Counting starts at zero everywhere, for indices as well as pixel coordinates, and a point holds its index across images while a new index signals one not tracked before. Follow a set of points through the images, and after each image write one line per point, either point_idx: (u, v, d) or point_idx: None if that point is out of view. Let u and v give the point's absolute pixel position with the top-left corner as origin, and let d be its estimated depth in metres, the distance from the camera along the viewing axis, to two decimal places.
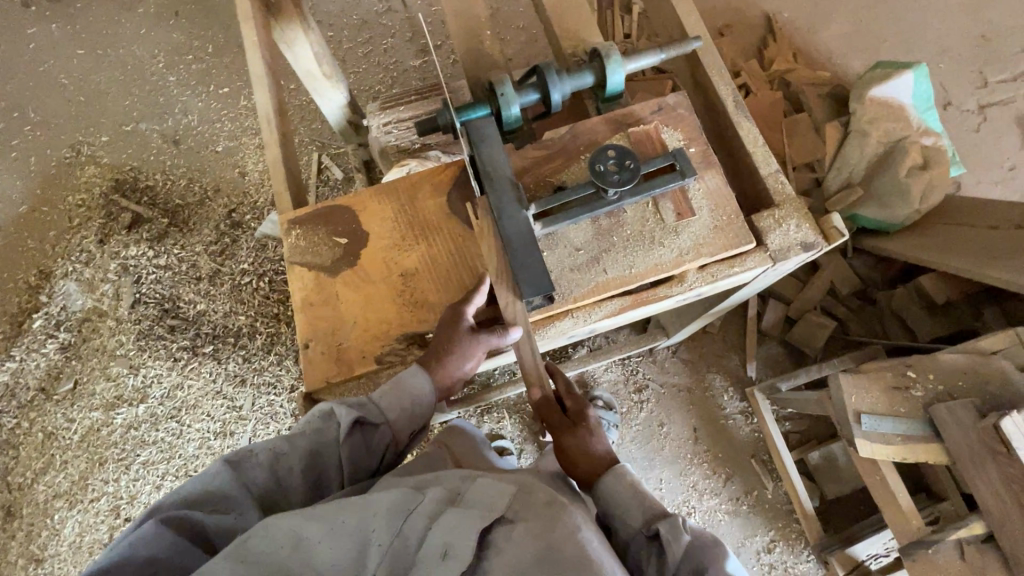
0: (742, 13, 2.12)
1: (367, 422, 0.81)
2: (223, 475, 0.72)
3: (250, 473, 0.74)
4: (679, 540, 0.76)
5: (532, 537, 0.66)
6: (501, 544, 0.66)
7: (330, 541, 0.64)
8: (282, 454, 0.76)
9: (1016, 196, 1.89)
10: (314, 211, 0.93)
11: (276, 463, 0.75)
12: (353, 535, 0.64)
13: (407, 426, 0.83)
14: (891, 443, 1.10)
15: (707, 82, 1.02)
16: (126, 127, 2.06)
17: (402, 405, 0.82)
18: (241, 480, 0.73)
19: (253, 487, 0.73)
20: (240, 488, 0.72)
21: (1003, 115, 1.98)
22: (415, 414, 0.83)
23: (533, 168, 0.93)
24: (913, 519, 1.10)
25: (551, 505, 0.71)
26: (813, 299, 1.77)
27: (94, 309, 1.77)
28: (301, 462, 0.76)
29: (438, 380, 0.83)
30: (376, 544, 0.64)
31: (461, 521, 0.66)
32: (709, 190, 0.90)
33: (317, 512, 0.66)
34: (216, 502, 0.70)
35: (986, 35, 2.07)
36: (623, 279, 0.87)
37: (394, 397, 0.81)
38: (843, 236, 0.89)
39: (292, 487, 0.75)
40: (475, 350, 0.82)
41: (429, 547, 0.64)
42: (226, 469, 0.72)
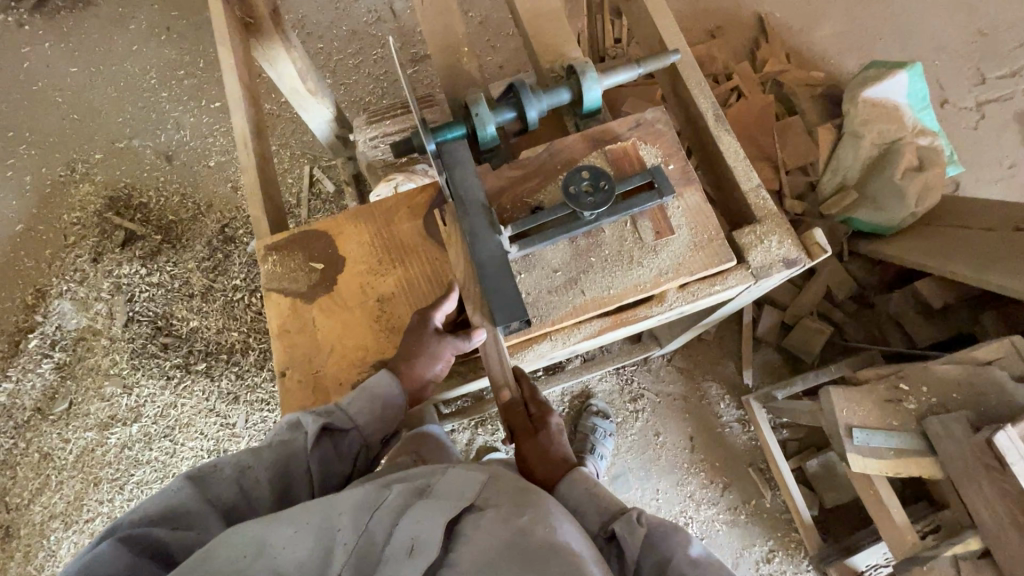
0: (734, 13, 2.09)
1: (336, 429, 0.81)
2: (186, 491, 0.68)
3: (215, 487, 0.71)
4: (634, 534, 0.75)
5: (502, 525, 0.68)
6: (470, 535, 0.67)
7: (296, 541, 0.63)
8: (249, 466, 0.73)
9: (1016, 195, 1.86)
10: (290, 234, 0.93)
11: (242, 475, 0.72)
12: (319, 533, 0.64)
13: (378, 429, 0.83)
14: (883, 457, 1.08)
15: (689, 94, 1.01)
16: (120, 144, 2.07)
17: (372, 409, 0.82)
18: (206, 495, 0.70)
19: (218, 500, 0.70)
20: (203, 502, 0.69)
21: (1001, 111, 1.94)
22: (386, 417, 0.83)
23: (510, 188, 0.91)
24: (908, 535, 1.08)
25: (522, 490, 0.75)
26: (809, 304, 1.75)
27: (88, 328, 1.78)
28: (266, 472, 0.74)
29: (406, 386, 0.84)
30: (342, 543, 0.63)
31: (429, 516, 0.66)
32: (689, 207, 0.89)
33: (285, 515, 0.66)
34: (179, 518, 0.66)
35: (984, 31, 2.03)
36: (602, 300, 0.86)
37: (362, 403, 0.82)
38: (826, 252, 0.87)
39: (261, 497, 0.72)
40: (441, 353, 0.83)
41: (396, 542, 0.63)
42: (188, 484, 0.69)
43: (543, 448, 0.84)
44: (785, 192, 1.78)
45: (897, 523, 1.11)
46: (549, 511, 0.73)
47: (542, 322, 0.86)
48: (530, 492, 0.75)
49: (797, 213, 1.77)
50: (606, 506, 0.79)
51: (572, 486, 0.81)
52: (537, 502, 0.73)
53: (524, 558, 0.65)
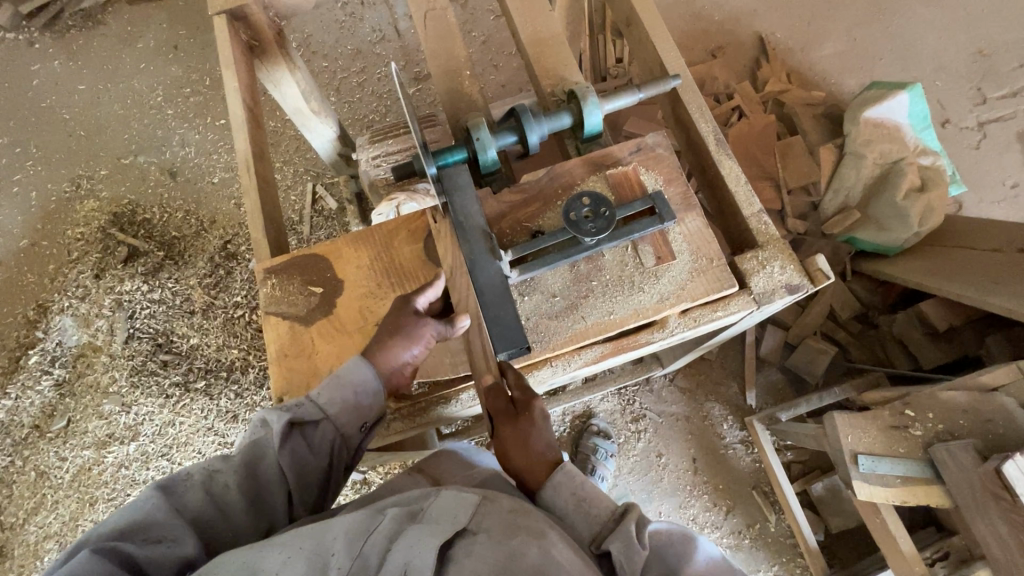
0: (735, 32, 2.11)
1: (306, 422, 0.80)
2: (154, 501, 0.68)
3: (183, 496, 0.70)
4: (634, 557, 0.71)
5: (496, 548, 0.66)
6: (463, 559, 0.65)
7: (288, 568, 0.63)
8: (217, 471, 0.73)
9: (1019, 215, 1.85)
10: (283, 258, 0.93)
11: (211, 480, 0.72)
12: (311, 558, 0.64)
13: (353, 420, 0.82)
14: (890, 485, 1.06)
15: (689, 118, 1.01)
16: (124, 161, 2.09)
17: (343, 398, 0.81)
18: (173, 504, 0.69)
19: (185, 510, 0.69)
20: (171, 513, 0.68)
21: (1003, 131, 1.95)
22: (361, 405, 0.82)
23: (510, 214, 0.91)
24: (917, 565, 1.05)
25: (516, 513, 0.73)
26: (812, 323, 1.74)
27: (89, 345, 1.77)
28: (235, 477, 0.73)
29: (382, 373, 0.83)
30: (335, 567, 0.63)
31: (421, 538, 0.65)
32: (689, 233, 0.89)
33: (277, 541, 0.66)
34: (147, 531, 0.65)
35: (983, 51, 2.04)
36: (602, 326, 0.85)
37: (334, 392, 0.81)
38: (830, 278, 0.86)
39: (230, 504, 0.72)
40: (420, 335, 0.82)
41: (389, 565, 0.63)
42: (157, 495, 0.69)
43: (524, 437, 0.82)
44: (787, 211, 1.78)
45: (905, 553, 1.08)
46: (545, 531, 0.71)
47: (541, 350, 0.85)
48: (523, 515, 0.73)
49: (800, 233, 1.77)
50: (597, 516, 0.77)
51: (555, 493, 0.80)
52: (530, 524, 0.71)
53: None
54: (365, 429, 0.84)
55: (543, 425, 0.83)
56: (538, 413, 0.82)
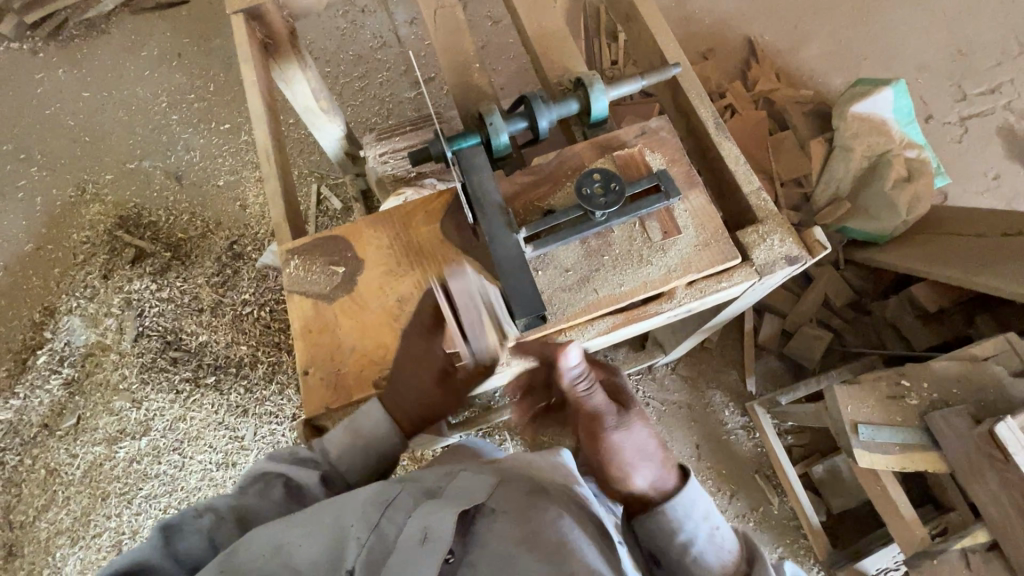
0: (725, 35, 2.19)
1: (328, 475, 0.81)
2: (154, 546, 0.64)
3: (179, 541, 0.66)
4: None
5: (514, 526, 0.70)
6: (484, 534, 0.70)
7: (310, 539, 0.66)
8: (215, 515, 0.70)
9: (1001, 205, 1.93)
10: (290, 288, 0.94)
11: (216, 526, 0.69)
12: (332, 531, 0.67)
13: (368, 471, 0.85)
14: (889, 453, 1.11)
15: (689, 105, 1.06)
16: (129, 165, 2.12)
17: (361, 450, 0.83)
18: (171, 550, 0.65)
19: (183, 557, 0.66)
20: (167, 559, 0.64)
21: (983, 125, 2.03)
22: (381, 451, 0.85)
23: (522, 194, 0.96)
24: (918, 529, 1.09)
25: (531, 494, 0.77)
26: (808, 310, 1.79)
27: (97, 344, 1.79)
28: (237, 524, 0.70)
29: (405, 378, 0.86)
30: (354, 537, 0.66)
31: (437, 509, 0.69)
32: (694, 209, 0.94)
33: (300, 517, 0.69)
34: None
35: (961, 50, 2.13)
36: (614, 297, 0.89)
37: (349, 445, 0.82)
38: (827, 249, 0.91)
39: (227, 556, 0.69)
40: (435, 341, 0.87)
41: (408, 532, 0.66)
42: (157, 537, 0.65)
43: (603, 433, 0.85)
44: (780, 203, 1.84)
45: (906, 519, 1.12)
46: (562, 515, 0.74)
47: (555, 320, 0.89)
48: (539, 496, 0.77)
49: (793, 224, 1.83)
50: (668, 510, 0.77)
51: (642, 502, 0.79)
52: (543, 503, 0.75)
53: (542, 553, 0.67)
54: (384, 473, 0.87)
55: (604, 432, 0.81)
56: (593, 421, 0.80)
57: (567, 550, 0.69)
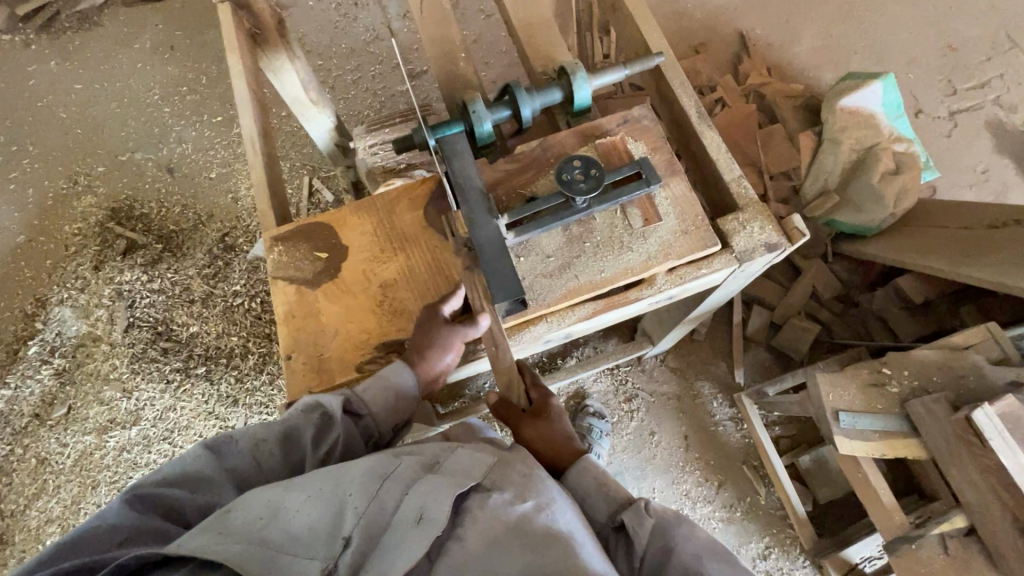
0: (716, 29, 2.19)
1: (352, 411, 0.87)
2: (203, 459, 0.80)
3: (231, 457, 0.82)
4: (643, 524, 0.80)
5: (507, 506, 0.72)
6: (478, 511, 0.71)
7: (308, 505, 0.71)
8: (262, 440, 0.83)
9: (990, 199, 1.94)
10: (324, 223, 0.97)
11: (256, 447, 0.83)
12: (331, 500, 0.72)
13: (389, 418, 0.89)
14: (869, 439, 1.12)
15: (673, 94, 1.07)
16: (121, 157, 2.12)
17: (386, 398, 0.87)
18: (222, 464, 0.81)
19: (233, 468, 0.81)
20: (219, 471, 0.80)
21: (972, 120, 2.04)
22: (398, 407, 0.88)
23: (505, 181, 0.97)
24: (897, 515, 1.10)
25: (528, 475, 0.77)
26: (796, 303, 1.80)
27: (89, 334, 1.79)
28: (276, 446, 0.83)
29: (419, 376, 0.87)
30: (353, 508, 0.71)
31: (435, 487, 0.71)
32: (675, 196, 0.94)
33: (299, 482, 0.74)
34: (196, 484, 0.78)
35: (952, 45, 2.14)
36: (594, 283, 0.90)
37: (378, 390, 0.86)
38: (805, 236, 0.92)
39: (271, 464, 0.83)
40: (451, 343, 0.86)
41: (404, 512, 0.69)
42: (208, 453, 0.81)
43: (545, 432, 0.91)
44: (770, 195, 1.85)
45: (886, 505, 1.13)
46: (554, 497, 0.76)
47: (538, 306, 0.90)
48: (535, 478, 0.77)
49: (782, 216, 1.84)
50: (614, 497, 0.84)
51: (581, 474, 0.87)
52: (539, 484, 0.77)
53: (529, 537, 0.70)
54: (397, 427, 0.91)
55: (558, 418, 0.92)
56: (553, 410, 0.93)
57: (554, 533, 0.71)
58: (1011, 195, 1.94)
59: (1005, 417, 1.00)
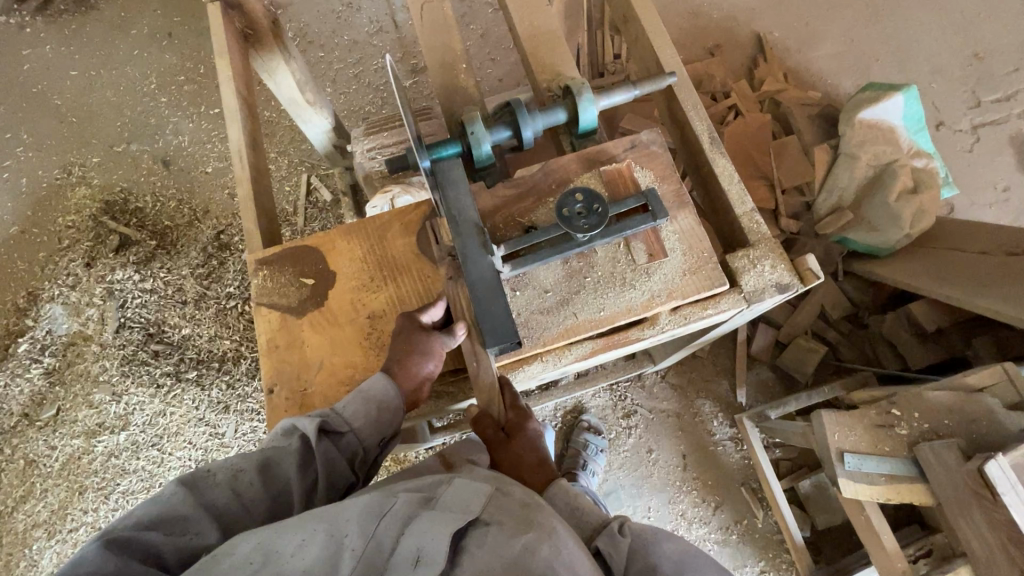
0: (733, 30, 2.10)
1: (332, 431, 0.81)
2: (180, 497, 0.69)
3: (208, 492, 0.71)
4: (619, 547, 0.76)
5: (506, 540, 0.67)
6: (475, 549, 0.66)
7: (304, 550, 0.62)
8: (242, 470, 0.74)
9: (1009, 218, 1.87)
10: (301, 254, 0.93)
11: (235, 479, 0.73)
12: (327, 540, 0.63)
13: (374, 433, 0.82)
14: (875, 483, 1.09)
15: (684, 115, 1.01)
16: (117, 148, 2.06)
17: (367, 412, 0.81)
18: (200, 500, 0.70)
19: (212, 505, 0.71)
20: (197, 507, 0.69)
21: (996, 134, 1.96)
22: (382, 420, 0.82)
23: (503, 207, 0.91)
24: (898, 560, 1.08)
25: (527, 506, 0.73)
26: (803, 322, 1.75)
27: (79, 333, 1.77)
28: (258, 475, 0.74)
29: (402, 390, 0.83)
30: (349, 548, 0.63)
31: (434, 525, 0.65)
32: (682, 231, 0.89)
33: (293, 524, 0.65)
34: (173, 524, 0.67)
35: (979, 54, 2.05)
36: (594, 322, 0.86)
37: (358, 405, 0.81)
38: (819, 278, 0.86)
39: (253, 500, 0.73)
40: (431, 351, 0.82)
41: (401, 551, 0.63)
42: (182, 490, 0.70)
43: (517, 455, 0.87)
44: (781, 210, 1.79)
45: (888, 550, 1.11)
46: (555, 527, 0.71)
47: (531, 347, 0.85)
48: (535, 508, 0.73)
49: (793, 232, 1.78)
50: (587, 521, 0.81)
51: (558, 491, 0.85)
52: (540, 519, 0.71)
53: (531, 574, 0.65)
54: (385, 441, 0.84)
55: (536, 441, 0.89)
56: (531, 432, 0.88)
57: (558, 570, 0.65)
58: None
59: (1017, 468, 0.96)
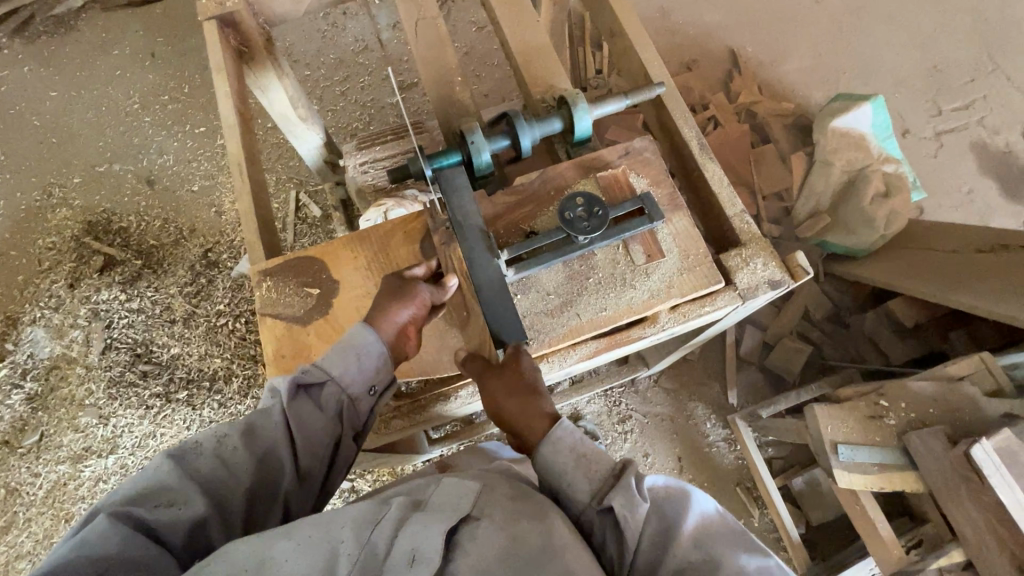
0: (708, 46, 2.19)
1: (312, 385, 0.81)
2: (166, 469, 0.69)
3: (195, 462, 0.71)
4: (636, 511, 0.71)
5: (498, 531, 0.67)
6: (468, 544, 0.66)
7: (298, 556, 0.63)
8: (225, 435, 0.74)
9: (974, 220, 1.97)
10: (284, 265, 0.94)
11: (220, 444, 0.73)
12: (321, 548, 0.63)
13: (359, 382, 0.82)
14: (868, 473, 1.13)
15: (673, 124, 1.06)
16: (99, 169, 2.04)
17: (346, 360, 0.81)
18: (187, 472, 0.70)
19: (199, 476, 0.70)
20: (184, 479, 0.69)
21: (957, 140, 2.07)
22: (365, 367, 0.82)
23: (504, 214, 0.94)
24: (894, 548, 1.12)
25: (517, 497, 0.74)
26: (788, 323, 1.81)
27: (62, 356, 1.72)
28: (242, 439, 0.74)
29: (385, 337, 0.83)
30: (345, 554, 0.63)
31: (427, 524, 0.65)
32: (677, 232, 0.93)
33: (284, 530, 0.65)
34: (161, 497, 0.67)
35: (937, 66, 2.17)
36: (597, 323, 0.88)
37: (337, 355, 0.81)
38: (809, 274, 0.90)
39: (241, 467, 0.73)
40: (411, 297, 0.84)
41: (397, 552, 0.63)
42: (169, 462, 0.70)
43: (514, 385, 0.80)
44: (762, 216, 1.86)
45: (884, 538, 1.14)
46: (545, 514, 0.72)
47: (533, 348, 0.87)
48: (524, 499, 0.74)
49: (775, 237, 1.84)
50: (598, 475, 0.75)
51: (556, 450, 0.77)
52: (531, 507, 0.73)
53: (523, 560, 0.65)
54: (375, 391, 0.84)
55: (533, 376, 0.81)
56: (527, 364, 0.82)
57: (556, 552, 0.67)
58: (994, 217, 1.98)
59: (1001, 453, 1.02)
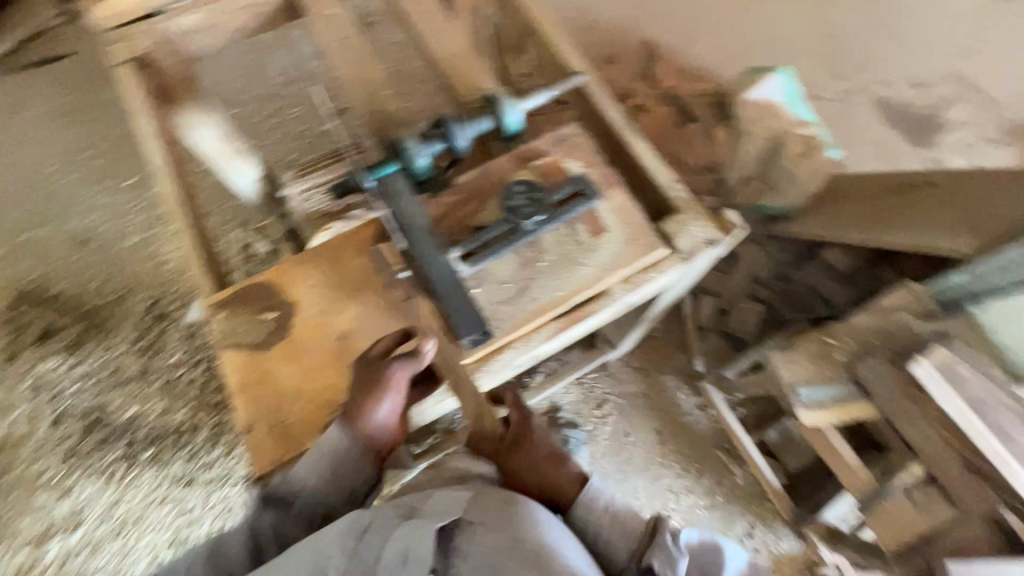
0: (624, 39, 2.30)
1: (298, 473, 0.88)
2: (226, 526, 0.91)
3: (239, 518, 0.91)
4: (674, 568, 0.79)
5: (495, 532, 0.77)
6: (463, 546, 0.77)
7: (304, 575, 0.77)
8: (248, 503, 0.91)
9: (887, 167, 2.13)
10: (242, 315, 0.93)
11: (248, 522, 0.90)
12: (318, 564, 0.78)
13: (336, 478, 0.89)
14: (826, 407, 1.20)
15: (597, 109, 1.11)
16: (22, 235, 1.93)
17: (322, 461, 0.86)
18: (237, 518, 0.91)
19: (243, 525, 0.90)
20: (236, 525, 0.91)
21: (860, 98, 2.24)
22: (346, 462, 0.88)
23: (450, 214, 0.97)
24: (860, 474, 1.19)
25: (506, 503, 0.81)
26: (738, 287, 1.90)
27: (9, 436, 1.63)
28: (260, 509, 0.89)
29: (357, 436, 0.86)
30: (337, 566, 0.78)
31: (414, 529, 0.77)
32: (616, 207, 0.97)
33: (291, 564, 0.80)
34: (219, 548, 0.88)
35: (832, 32, 2.35)
36: (555, 302, 0.91)
37: (313, 460, 0.86)
38: (740, 229, 0.97)
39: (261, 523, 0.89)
40: (383, 390, 0.85)
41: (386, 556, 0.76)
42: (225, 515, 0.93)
43: (530, 456, 0.95)
44: (699, 190, 1.95)
45: (850, 467, 1.21)
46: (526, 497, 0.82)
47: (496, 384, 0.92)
48: (515, 505, 0.81)
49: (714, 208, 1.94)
50: (630, 532, 0.87)
51: (589, 510, 0.90)
52: (517, 500, 0.81)
53: (511, 552, 0.74)
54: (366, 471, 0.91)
55: (546, 448, 0.97)
56: (535, 435, 0.98)
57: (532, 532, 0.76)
58: (904, 162, 2.14)
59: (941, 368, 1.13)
